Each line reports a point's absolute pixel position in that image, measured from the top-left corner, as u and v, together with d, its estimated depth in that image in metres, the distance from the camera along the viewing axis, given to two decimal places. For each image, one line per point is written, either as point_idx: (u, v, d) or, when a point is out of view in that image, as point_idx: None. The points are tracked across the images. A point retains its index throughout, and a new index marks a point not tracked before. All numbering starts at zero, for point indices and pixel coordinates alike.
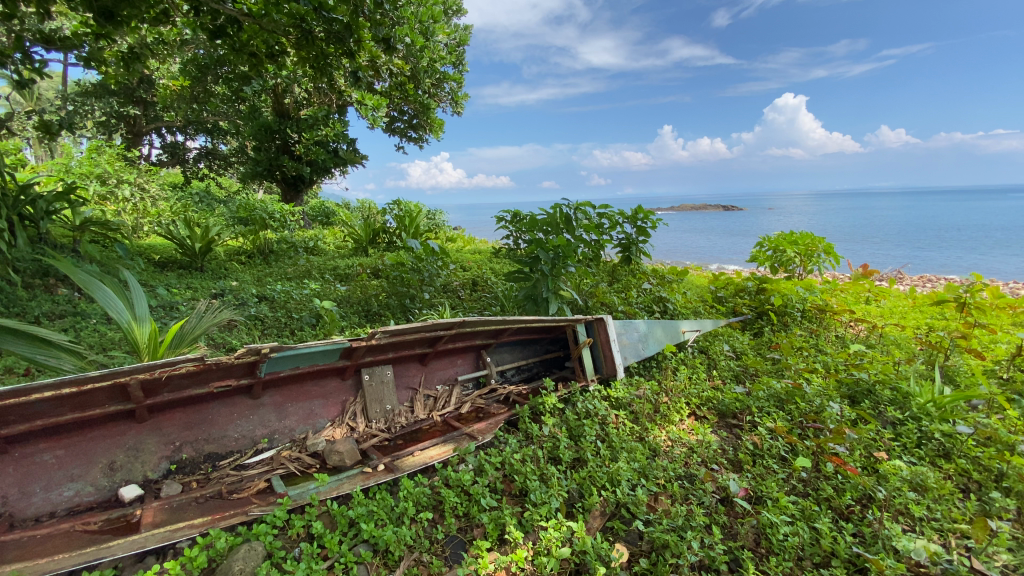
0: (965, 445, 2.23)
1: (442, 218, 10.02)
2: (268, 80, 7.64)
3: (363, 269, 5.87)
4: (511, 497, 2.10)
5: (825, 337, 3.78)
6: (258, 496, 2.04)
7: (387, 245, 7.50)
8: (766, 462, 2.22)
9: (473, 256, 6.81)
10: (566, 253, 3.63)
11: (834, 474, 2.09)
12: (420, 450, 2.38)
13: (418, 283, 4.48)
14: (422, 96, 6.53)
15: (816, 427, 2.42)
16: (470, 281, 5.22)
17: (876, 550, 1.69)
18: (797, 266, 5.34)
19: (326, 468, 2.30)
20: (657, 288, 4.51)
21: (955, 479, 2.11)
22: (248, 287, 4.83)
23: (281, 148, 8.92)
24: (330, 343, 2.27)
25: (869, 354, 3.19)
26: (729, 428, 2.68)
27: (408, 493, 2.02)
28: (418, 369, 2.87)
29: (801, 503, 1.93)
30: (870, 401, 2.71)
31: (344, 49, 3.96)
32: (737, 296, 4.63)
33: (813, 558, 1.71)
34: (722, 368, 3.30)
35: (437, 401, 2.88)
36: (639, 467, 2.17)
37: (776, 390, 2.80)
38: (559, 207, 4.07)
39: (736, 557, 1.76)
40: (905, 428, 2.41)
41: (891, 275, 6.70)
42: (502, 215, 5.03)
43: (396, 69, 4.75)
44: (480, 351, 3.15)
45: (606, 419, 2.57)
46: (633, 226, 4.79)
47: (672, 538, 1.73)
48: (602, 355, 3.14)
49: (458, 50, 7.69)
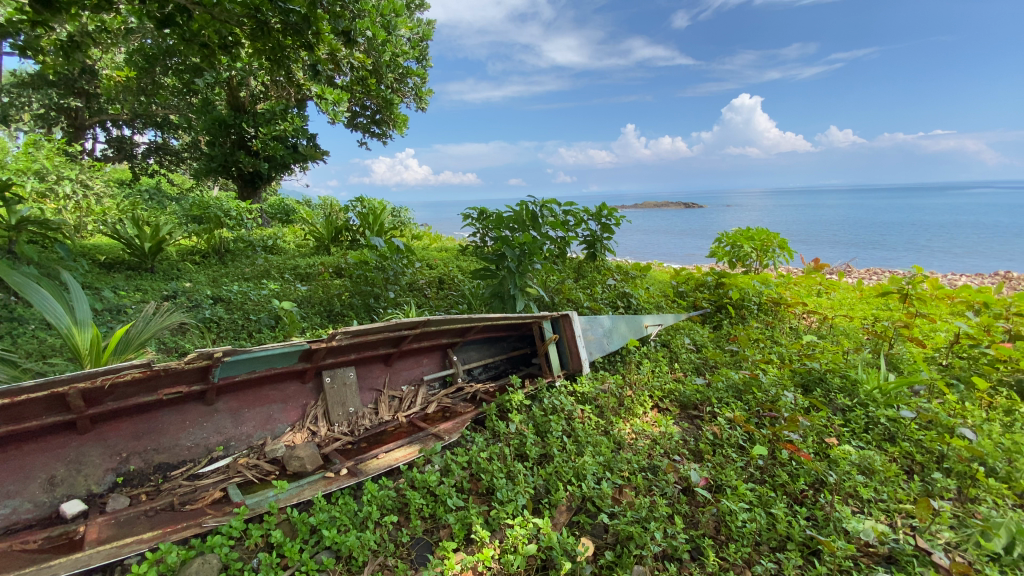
0: (908, 428, 2.35)
1: (407, 215, 9.85)
2: (222, 72, 7.31)
3: (325, 269, 5.71)
4: (478, 496, 2.09)
5: (780, 329, 3.93)
6: (213, 506, 1.95)
7: (349, 243, 7.33)
8: (725, 451, 2.28)
9: (439, 254, 6.73)
10: (532, 250, 3.62)
11: (789, 461, 2.16)
12: (385, 453, 2.33)
13: (383, 281, 4.38)
14: (384, 90, 6.39)
15: (772, 415, 2.51)
16: (437, 279, 5.16)
17: (828, 532, 1.76)
18: (754, 261, 5.50)
19: (286, 475, 2.23)
20: (621, 283, 4.56)
21: (900, 460, 2.23)
22: (203, 288, 4.61)
23: (237, 143, 8.56)
24: (288, 344, 2.18)
25: (821, 344, 3.32)
26: (691, 419, 2.74)
27: (372, 496, 1.97)
28: (382, 370, 2.80)
29: (759, 489, 1.99)
30: (822, 389, 2.83)
31: (302, 41, 3.85)
32: (697, 291, 4.71)
33: (769, 543, 1.77)
34: (683, 361, 3.38)
35: (402, 401, 2.82)
36: (605, 460, 2.19)
37: (734, 380, 2.88)
38: (526, 204, 4.08)
39: (698, 545, 1.79)
40: (854, 413, 2.53)
41: (841, 268, 7.04)
42: (468, 212, 4.98)
43: (358, 63, 4.62)
44: (446, 349, 3.11)
45: (572, 414, 2.59)
46: (598, 223, 4.91)
47: (637, 530, 1.75)
48: (568, 351, 3.15)
49: (421, 44, 7.54)
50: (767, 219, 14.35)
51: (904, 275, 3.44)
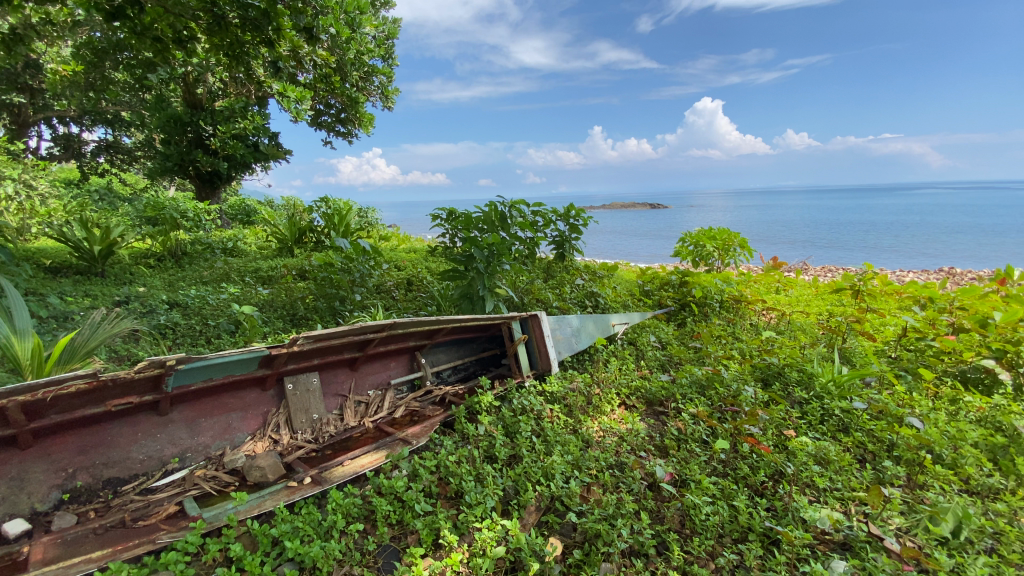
0: (861, 419, 2.45)
1: (374, 216, 9.67)
2: (177, 67, 7.01)
3: (288, 271, 5.54)
4: (447, 500, 2.06)
5: (741, 326, 4.04)
6: (168, 522, 1.86)
7: (314, 245, 7.14)
8: (689, 446, 2.32)
9: (408, 255, 6.65)
10: (500, 251, 3.61)
11: (750, 454, 2.22)
12: (351, 459, 2.27)
13: (349, 283, 4.28)
14: (349, 89, 6.26)
15: (734, 410, 2.58)
16: (405, 281, 5.09)
17: (787, 522, 1.81)
18: (716, 260, 5.66)
19: (247, 486, 2.15)
20: (589, 283, 4.60)
21: (853, 450, 2.32)
22: (158, 293, 4.41)
23: (194, 141, 8.22)
24: (246, 350, 2.10)
25: (779, 340, 3.44)
26: (657, 415, 2.79)
27: (337, 504, 1.92)
28: (347, 375, 2.73)
29: (721, 483, 2.03)
30: (780, 382, 2.93)
31: (262, 37, 3.79)
32: (662, 289, 4.80)
33: (731, 534, 1.80)
34: (649, 358, 3.43)
35: (369, 406, 2.76)
36: (573, 459, 2.20)
37: (698, 376, 2.95)
38: (494, 204, 4.06)
39: (663, 540, 1.81)
40: (810, 406, 2.62)
41: (798, 266, 7.31)
42: (437, 213, 4.92)
43: (321, 61, 4.50)
44: (414, 352, 3.06)
45: (541, 414, 2.59)
46: (566, 223, 4.95)
47: (604, 527, 1.77)
48: (537, 351, 3.15)
49: (387, 43, 7.42)
50: (730, 219, 14.77)
51: (856, 272, 3.60)
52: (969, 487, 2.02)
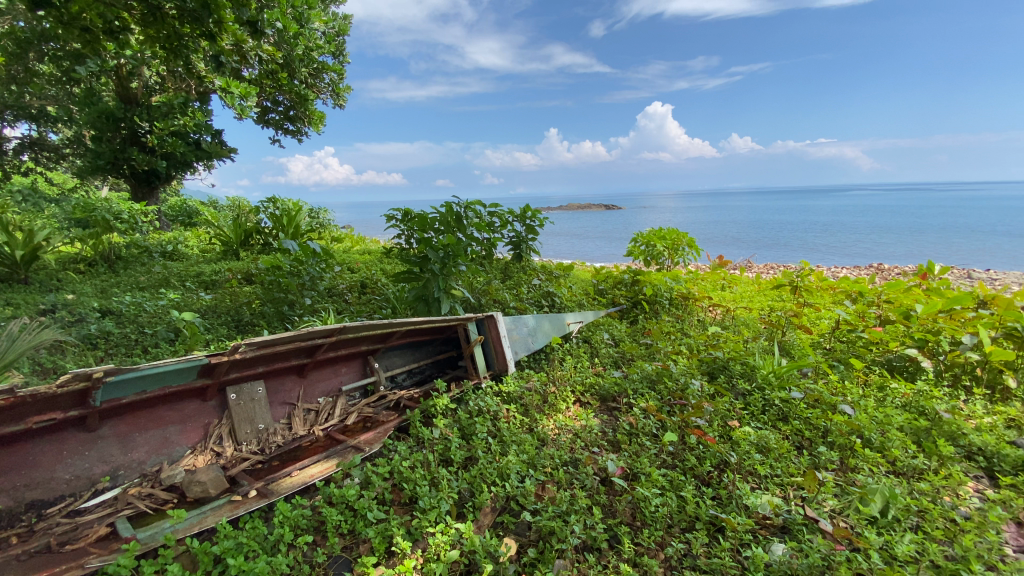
0: (798, 408, 2.59)
1: (326, 217, 9.39)
2: (109, 60, 6.55)
3: (233, 275, 5.29)
4: (401, 506, 2.01)
5: (689, 322, 4.19)
6: (98, 545, 1.72)
7: (261, 247, 6.84)
8: (640, 440, 2.38)
9: (361, 257, 6.50)
10: (456, 252, 3.57)
11: (697, 445, 2.30)
12: (299, 470, 2.19)
13: (299, 287, 4.08)
14: (298, 86, 6.06)
15: (681, 403, 2.66)
16: (358, 283, 4.97)
17: (731, 509, 1.88)
18: (666, 259, 5.83)
19: (186, 502, 2.03)
20: (545, 283, 4.64)
21: (791, 437, 2.44)
22: (88, 300, 4.10)
23: (129, 138, 7.76)
24: (183, 360, 1.98)
25: (725, 335, 3.58)
26: (610, 411, 2.84)
27: (285, 517, 1.84)
28: (296, 382, 2.63)
29: (670, 474, 2.09)
30: (725, 375, 3.05)
31: (202, 29, 3.62)
32: (615, 288, 4.91)
33: (680, 524, 1.85)
34: (603, 355, 3.49)
35: (319, 414, 2.66)
36: (528, 458, 2.20)
37: (648, 371, 3.03)
38: (451, 205, 4.01)
39: (615, 533, 1.84)
40: (753, 397, 2.74)
41: (742, 263, 7.66)
42: (393, 213, 4.78)
43: (267, 56, 4.34)
44: (367, 357, 2.98)
45: (497, 414, 2.58)
46: (522, 224, 4.99)
47: (558, 524, 1.78)
48: (494, 351, 3.13)
49: (338, 39, 7.22)
50: (681, 220, 15.28)
51: (794, 269, 3.81)
52: (896, 469, 2.16)
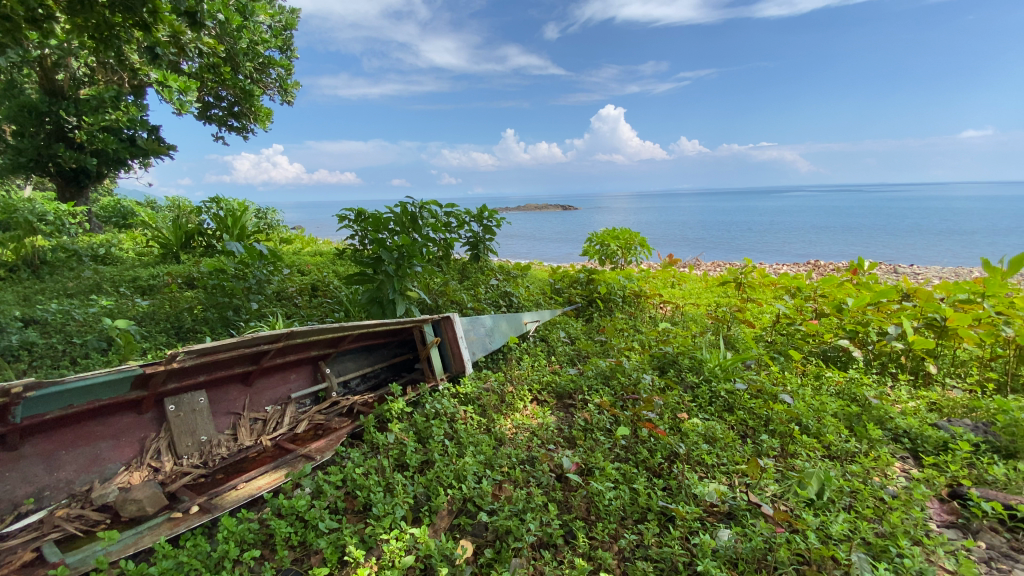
0: (742, 398, 2.71)
1: (275, 217, 9.04)
2: (29, 49, 6.05)
3: (173, 279, 5.01)
4: (354, 514, 1.96)
5: (642, 318, 4.30)
6: (20, 572, 1.57)
7: (203, 249, 6.50)
8: (595, 435, 2.42)
9: (312, 259, 6.29)
10: (411, 253, 3.50)
11: (648, 438, 2.36)
12: (246, 482, 2.09)
13: (244, 291, 3.91)
14: (243, 81, 5.78)
15: (634, 398, 2.73)
16: (309, 286, 4.81)
17: (680, 499, 1.95)
18: (619, 258, 5.97)
19: (121, 522, 1.89)
20: (502, 283, 4.64)
21: (736, 427, 2.55)
22: (7, 309, 3.76)
23: (54, 134, 7.19)
24: (115, 370, 1.86)
25: (675, 330, 3.70)
26: (566, 408, 2.88)
27: (230, 532, 1.75)
28: (241, 392, 2.51)
29: (623, 468, 2.14)
30: (675, 369, 3.15)
31: (135, 19, 3.39)
32: (571, 287, 4.98)
33: (632, 516, 1.90)
34: (559, 353, 3.53)
35: (266, 423, 2.55)
36: (485, 458, 2.20)
37: (603, 367, 3.09)
38: (406, 205, 3.94)
39: (570, 529, 1.87)
40: (701, 389, 2.84)
41: (691, 261, 7.95)
42: (346, 213, 4.65)
43: (208, 49, 4.12)
44: (317, 362, 2.87)
45: (454, 416, 2.56)
46: (479, 224, 4.97)
47: (514, 523, 1.78)
48: (450, 352, 3.10)
49: (285, 34, 6.88)
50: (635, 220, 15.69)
51: (739, 267, 3.98)
52: (831, 453, 2.30)
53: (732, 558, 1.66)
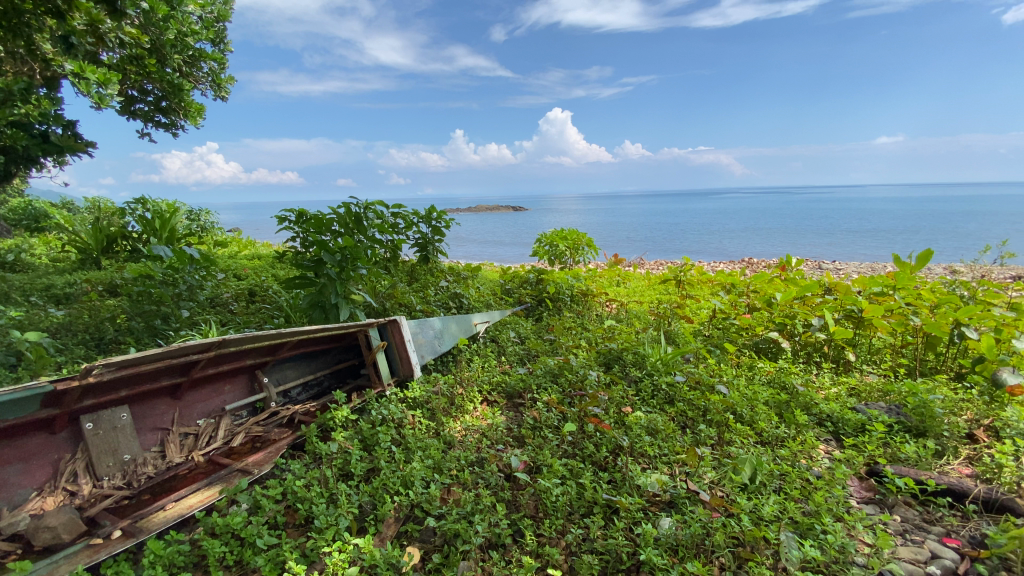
0: (682, 391, 2.82)
1: (210, 219, 8.54)
2: None
3: (93, 287, 4.63)
4: (295, 529, 1.88)
5: (589, 316, 4.40)
6: None
7: (128, 253, 6.04)
8: (543, 433, 2.44)
9: (250, 262, 6.00)
10: (355, 255, 3.41)
11: (595, 432, 2.41)
12: (175, 502, 1.96)
13: (174, 298, 3.67)
14: (172, 75, 5.43)
15: (581, 394, 2.78)
16: (246, 291, 4.58)
17: (624, 491, 2.01)
18: (568, 258, 6.07)
19: (32, 552, 1.72)
20: (452, 284, 4.60)
21: (677, 418, 2.65)
22: None
23: None
24: (21, 388, 1.68)
25: (620, 327, 3.81)
26: (516, 407, 2.89)
27: (157, 556, 1.63)
28: (169, 405, 2.35)
29: (570, 463, 2.17)
30: (620, 365, 3.24)
31: (47, 6, 3.12)
32: (521, 287, 5.00)
33: (579, 510, 1.93)
34: (509, 353, 3.54)
35: (198, 438, 2.40)
36: (433, 462, 2.17)
37: (551, 365, 3.13)
38: (350, 206, 3.83)
39: (518, 527, 1.88)
40: (644, 384, 2.94)
41: (636, 261, 8.22)
42: (286, 214, 4.45)
43: (130, 40, 3.83)
44: (254, 372, 2.73)
45: (402, 422, 2.51)
46: (428, 225, 4.91)
47: (462, 525, 1.77)
48: (398, 357, 3.03)
49: (217, 26, 6.54)
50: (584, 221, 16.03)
51: (679, 265, 4.14)
52: (763, 439, 2.44)
53: (673, 545, 1.72)
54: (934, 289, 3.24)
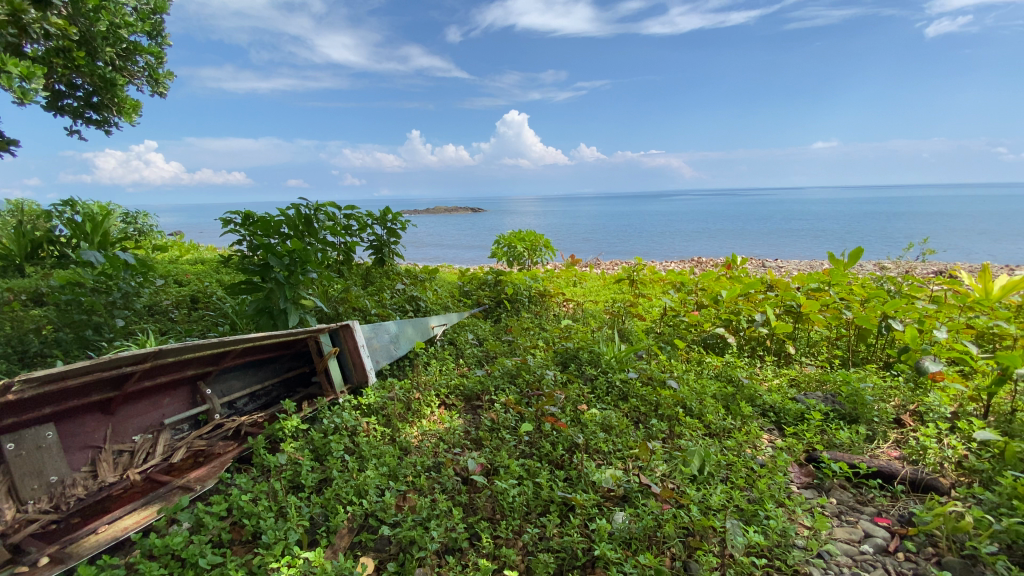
0: (636, 387, 2.89)
1: (149, 222, 8.05)
2: None
3: (14, 296, 4.28)
4: (242, 546, 1.80)
5: (546, 317, 4.45)
6: None
7: (56, 259, 5.62)
8: (501, 434, 2.45)
9: (193, 267, 5.71)
10: (305, 258, 3.30)
11: (551, 432, 2.44)
12: (109, 524, 1.84)
13: (107, 307, 3.43)
14: (104, 70, 5.09)
15: (538, 394, 2.81)
16: (188, 298, 4.34)
17: (580, 488, 2.04)
18: (525, 259, 6.11)
19: None
20: (408, 287, 4.53)
21: (631, 414, 2.71)
22: None
23: None
24: None
25: (576, 327, 3.87)
26: (474, 410, 2.88)
27: None
28: (101, 422, 2.19)
29: (527, 463, 2.18)
30: (576, 363, 3.29)
31: None
32: (479, 289, 4.99)
33: (536, 510, 1.94)
34: (467, 355, 3.53)
35: (135, 455, 2.26)
36: (388, 470, 2.13)
37: (509, 366, 3.14)
38: (299, 207, 3.71)
39: (475, 531, 1.87)
40: (599, 381, 2.99)
41: (593, 261, 8.38)
42: (230, 216, 4.25)
43: (55, 30, 3.57)
44: (196, 383, 2.59)
45: (356, 429, 2.45)
46: (383, 227, 4.83)
47: (418, 532, 1.75)
48: (351, 362, 2.96)
49: (154, 18, 6.18)
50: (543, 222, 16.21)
51: (632, 265, 4.26)
52: (711, 431, 2.53)
53: (626, 538, 1.77)
54: (864, 285, 3.46)
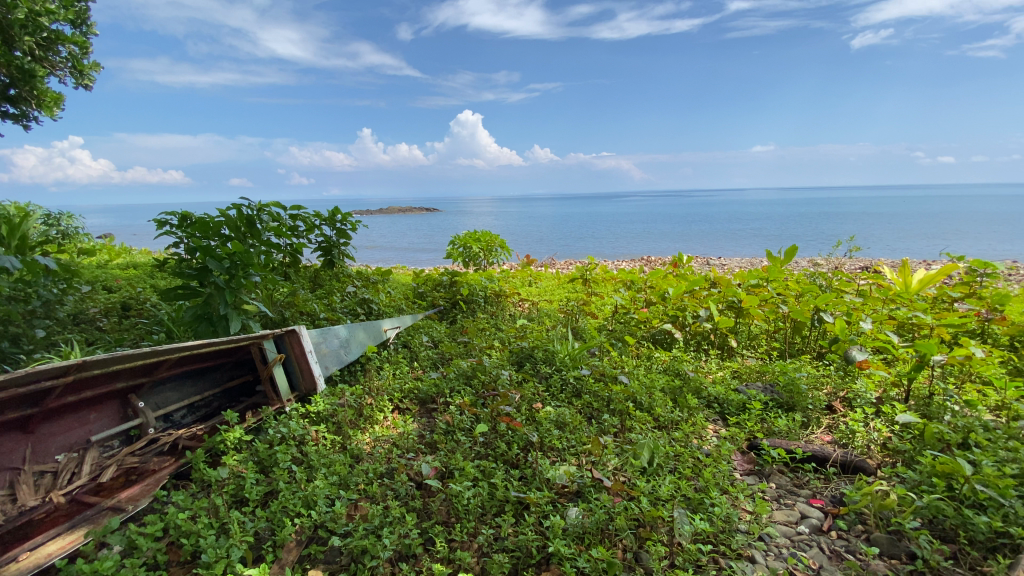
0: (588, 383, 2.95)
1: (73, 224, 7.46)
2: None
3: None
4: (181, 567, 1.70)
5: (502, 317, 4.46)
6: None
7: None
8: (455, 437, 2.43)
9: (125, 272, 5.35)
10: (247, 261, 3.16)
11: (506, 432, 2.45)
12: (28, 551, 1.69)
13: (26, 317, 3.16)
14: (20, 59, 4.68)
15: (492, 394, 2.81)
16: (119, 305, 4.06)
17: (535, 486, 2.06)
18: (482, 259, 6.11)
19: None
20: (360, 289, 4.42)
21: (585, 410, 2.77)
22: None
23: None
24: None
25: (531, 326, 3.91)
26: (429, 413, 2.85)
27: None
28: (19, 441, 2.02)
29: (482, 464, 2.18)
30: (531, 362, 3.31)
31: None
32: (434, 290, 4.94)
33: (492, 510, 1.95)
34: (422, 357, 3.49)
35: (59, 475, 2.09)
36: (338, 479, 2.07)
37: (464, 368, 3.12)
38: (240, 207, 3.54)
39: (430, 535, 1.85)
40: (554, 379, 3.03)
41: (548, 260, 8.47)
42: (165, 217, 4.00)
43: None
44: (129, 396, 2.42)
45: (304, 438, 2.37)
46: (332, 228, 4.69)
47: (370, 541, 1.72)
48: (298, 369, 2.85)
49: (78, 5, 5.74)
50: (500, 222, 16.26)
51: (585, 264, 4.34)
52: (661, 423, 2.62)
53: (580, 533, 1.81)
54: (799, 280, 3.68)
